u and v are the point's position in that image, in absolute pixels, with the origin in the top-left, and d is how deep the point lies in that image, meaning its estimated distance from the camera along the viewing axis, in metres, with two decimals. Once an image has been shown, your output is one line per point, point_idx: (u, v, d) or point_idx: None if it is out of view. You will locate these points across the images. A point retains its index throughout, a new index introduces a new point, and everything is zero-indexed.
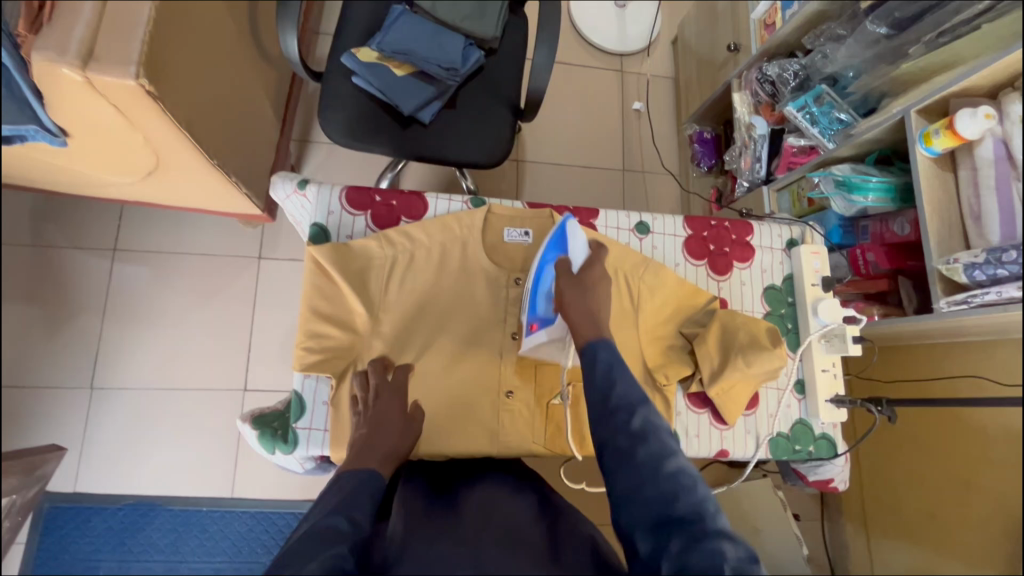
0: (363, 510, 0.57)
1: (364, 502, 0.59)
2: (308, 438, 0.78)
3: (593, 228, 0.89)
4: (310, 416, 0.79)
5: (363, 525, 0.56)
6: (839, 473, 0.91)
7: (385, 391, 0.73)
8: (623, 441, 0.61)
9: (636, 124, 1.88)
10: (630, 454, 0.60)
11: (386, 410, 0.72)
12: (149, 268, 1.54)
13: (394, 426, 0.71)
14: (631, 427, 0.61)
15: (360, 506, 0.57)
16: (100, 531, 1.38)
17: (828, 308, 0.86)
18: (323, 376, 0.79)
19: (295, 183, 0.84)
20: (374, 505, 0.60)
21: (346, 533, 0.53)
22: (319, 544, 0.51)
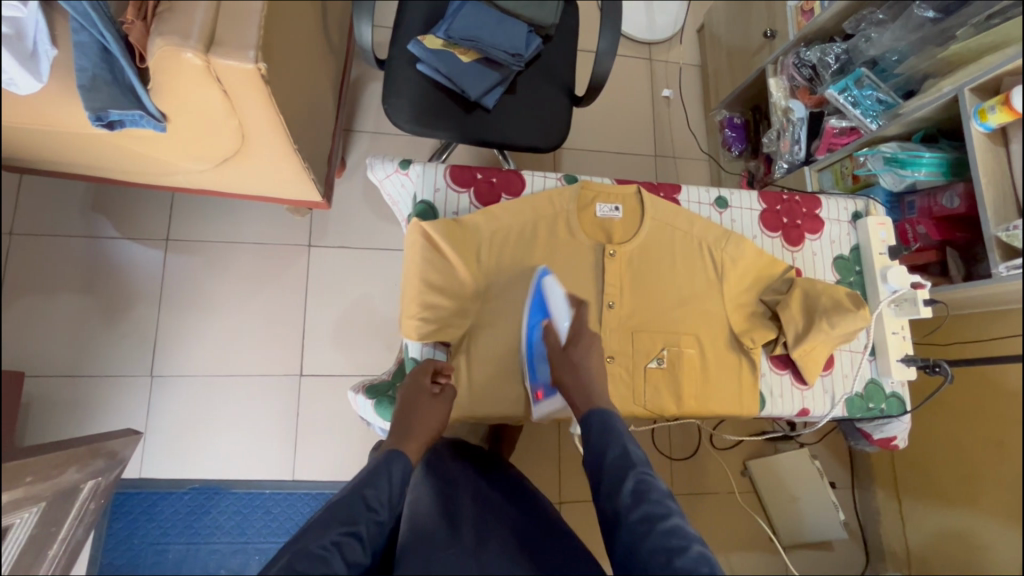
0: (376, 490, 0.66)
1: (382, 483, 0.67)
2: None
3: (676, 203, 0.95)
4: None
5: (374, 505, 0.65)
6: (903, 431, 0.98)
7: (412, 379, 0.80)
8: (609, 484, 0.69)
9: (666, 111, 1.93)
10: (613, 497, 0.68)
11: (416, 396, 0.78)
12: (200, 257, 1.55)
13: (420, 409, 0.77)
14: (626, 489, 0.67)
15: (373, 486, 0.67)
16: (168, 515, 1.41)
17: (897, 275, 0.92)
18: (440, 347, 0.85)
19: (397, 163, 0.90)
20: (390, 487, 0.68)
21: (356, 511, 0.63)
22: (329, 521, 0.62)
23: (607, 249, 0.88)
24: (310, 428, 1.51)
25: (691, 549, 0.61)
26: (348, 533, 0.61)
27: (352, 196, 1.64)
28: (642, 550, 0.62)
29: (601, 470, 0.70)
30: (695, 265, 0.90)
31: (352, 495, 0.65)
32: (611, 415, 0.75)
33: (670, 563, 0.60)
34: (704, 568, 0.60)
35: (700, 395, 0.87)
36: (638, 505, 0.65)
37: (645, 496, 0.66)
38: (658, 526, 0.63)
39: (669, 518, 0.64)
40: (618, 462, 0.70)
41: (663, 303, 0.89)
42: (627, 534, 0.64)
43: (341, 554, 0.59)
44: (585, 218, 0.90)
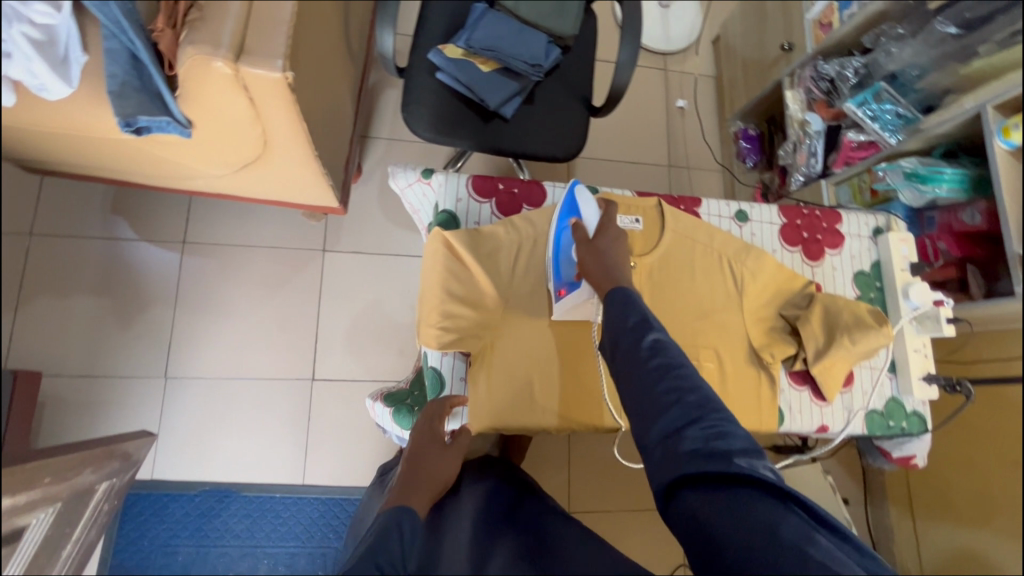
0: (390, 556, 0.61)
1: (393, 550, 0.62)
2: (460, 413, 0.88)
3: (697, 216, 0.95)
4: (449, 388, 0.87)
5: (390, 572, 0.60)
6: (923, 450, 0.96)
7: (428, 424, 0.82)
8: (626, 343, 0.68)
9: (681, 122, 1.93)
10: (629, 349, 0.68)
11: (430, 443, 0.80)
12: (216, 260, 1.56)
13: (434, 454, 0.79)
14: (644, 344, 0.67)
15: (387, 553, 0.61)
16: (178, 517, 1.42)
17: (919, 291, 0.91)
18: (458, 355, 0.88)
19: (420, 172, 0.90)
20: (402, 550, 0.63)
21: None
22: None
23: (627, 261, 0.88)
24: (321, 432, 1.51)
25: (701, 391, 0.63)
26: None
27: (367, 202, 1.65)
28: (656, 391, 0.64)
29: (620, 329, 0.70)
30: (716, 279, 0.90)
31: (367, 564, 0.59)
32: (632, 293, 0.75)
33: (684, 400, 0.62)
34: (714, 406, 0.62)
35: None
36: (655, 356, 0.66)
37: (661, 350, 0.67)
38: (675, 373, 0.64)
39: (684, 367, 0.65)
40: (637, 324, 0.70)
41: (682, 316, 0.88)
42: (644, 383, 0.65)
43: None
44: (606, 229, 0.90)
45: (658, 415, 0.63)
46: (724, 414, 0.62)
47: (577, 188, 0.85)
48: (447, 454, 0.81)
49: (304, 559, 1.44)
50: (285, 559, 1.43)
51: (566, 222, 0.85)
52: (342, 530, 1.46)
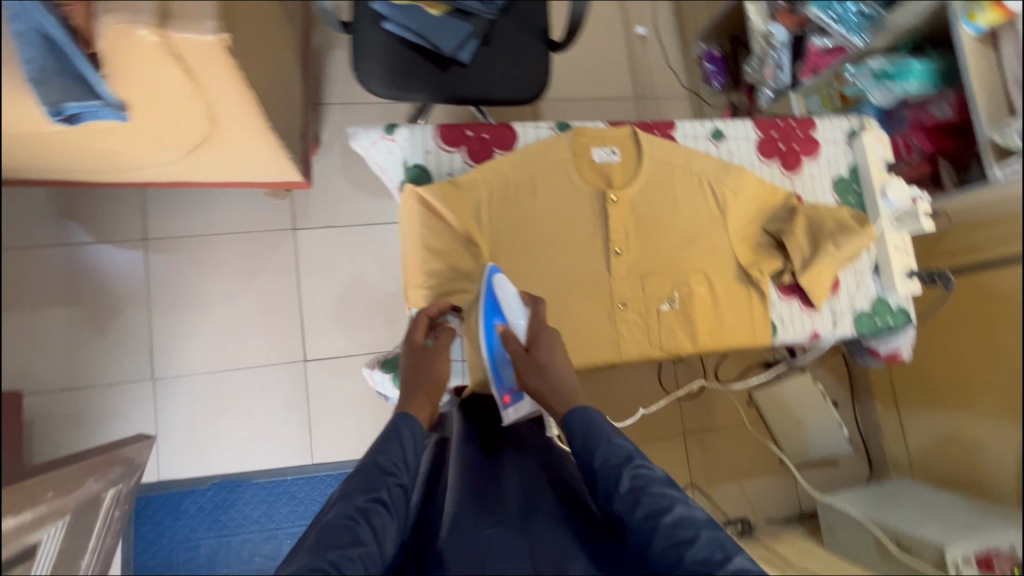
0: (389, 454, 0.60)
1: (394, 449, 0.61)
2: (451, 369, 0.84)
3: (672, 139, 0.93)
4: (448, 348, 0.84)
5: (393, 468, 0.59)
6: (908, 342, 1.00)
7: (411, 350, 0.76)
8: (603, 486, 0.58)
9: (642, 51, 1.87)
10: (609, 498, 0.56)
11: (413, 355, 0.76)
12: (182, 254, 1.50)
13: (425, 367, 0.74)
14: (622, 487, 0.56)
15: (385, 452, 0.60)
16: (193, 512, 1.42)
17: (897, 189, 0.92)
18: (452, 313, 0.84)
19: (382, 129, 0.85)
20: (403, 450, 0.62)
21: (375, 479, 0.56)
22: (350, 492, 0.54)
23: (609, 194, 0.85)
24: (323, 409, 1.51)
25: (703, 539, 0.50)
26: (374, 499, 0.54)
27: (331, 172, 1.59)
28: (650, 553, 0.50)
29: (592, 473, 0.59)
30: (698, 202, 0.89)
31: (367, 465, 0.58)
32: (591, 411, 0.66)
33: (681, 566, 0.48)
34: (718, 556, 0.48)
35: (714, 330, 0.87)
36: (640, 503, 0.54)
37: (644, 489, 0.55)
38: (662, 522, 0.51)
39: (673, 509, 0.52)
40: (608, 462, 0.59)
41: (669, 244, 0.87)
42: (635, 539, 0.52)
43: (370, 518, 0.51)
44: (582, 164, 0.87)
45: None
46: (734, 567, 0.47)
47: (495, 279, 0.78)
48: (433, 356, 0.76)
49: None
50: None
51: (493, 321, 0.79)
52: None
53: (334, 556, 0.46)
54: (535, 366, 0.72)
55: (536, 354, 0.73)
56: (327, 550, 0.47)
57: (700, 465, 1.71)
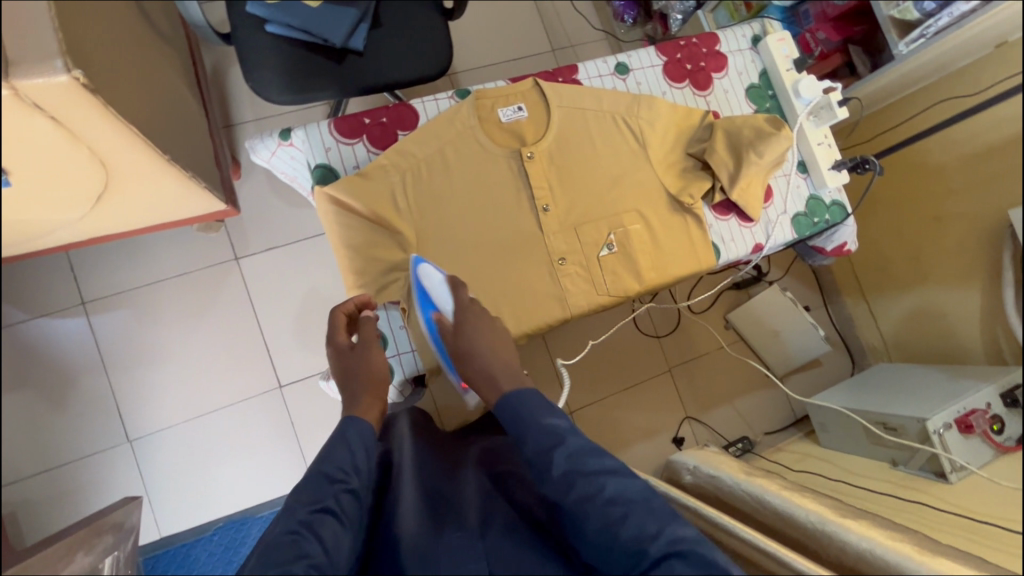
0: (336, 461, 0.59)
1: (341, 455, 0.60)
2: (402, 362, 0.82)
3: (577, 83, 0.90)
4: (394, 343, 0.82)
5: (341, 474, 0.59)
6: (850, 234, 1.01)
7: (339, 354, 0.73)
8: (536, 468, 0.57)
9: (550, 2, 1.81)
10: (545, 481, 0.56)
11: (341, 358, 0.72)
12: (128, 309, 1.45)
13: (357, 366, 0.71)
14: (555, 473, 0.55)
15: (332, 459, 0.60)
16: (205, 559, 1.40)
17: (808, 86, 0.92)
18: (391, 306, 0.81)
19: (277, 136, 0.81)
20: (353, 455, 0.62)
21: (321, 488, 0.56)
22: (293, 505, 0.55)
23: (523, 152, 0.83)
24: (310, 430, 1.49)
25: (638, 514, 0.51)
26: (320, 510, 0.54)
27: (260, 193, 1.53)
28: (589, 532, 0.53)
29: (525, 458, 0.58)
30: (615, 141, 0.88)
31: (312, 475, 0.58)
32: (524, 392, 0.62)
33: (618, 542, 0.51)
34: (654, 530, 0.51)
35: (657, 264, 0.87)
36: (574, 487, 0.54)
37: (580, 470, 0.55)
38: (599, 501, 0.53)
39: (607, 488, 0.53)
40: (541, 443, 0.57)
41: (596, 188, 0.86)
42: (574, 517, 0.54)
43: (316, 532, 0.52)
44: (490, 127, 0.84)
45: (600, 558, 0.53)
46: (670, 540, 0.50)
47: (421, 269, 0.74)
48: (361, 351, 0.73)
49: None
50: None
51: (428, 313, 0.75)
52: None
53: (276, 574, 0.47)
54: (460, 354, 0.67)
55: (461, 342, 0.67)
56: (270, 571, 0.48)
57: (690, 396, 1.74)
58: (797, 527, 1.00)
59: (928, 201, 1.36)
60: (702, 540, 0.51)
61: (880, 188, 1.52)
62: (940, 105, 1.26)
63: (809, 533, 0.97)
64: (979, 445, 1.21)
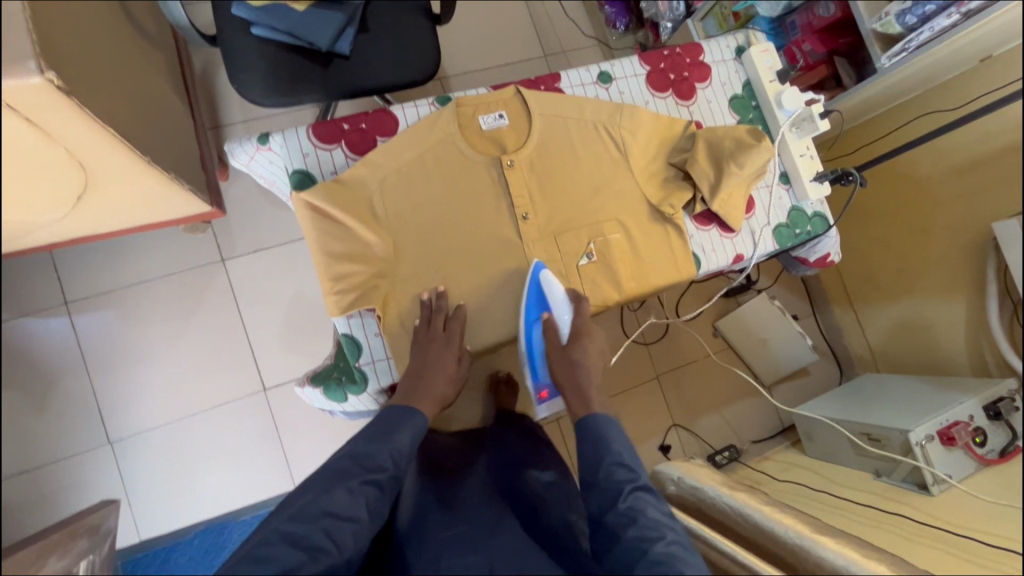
0: (395, 448, 0.71)
1: (400, 442, 0.72)
2: (376, 371, 0.80)
3: (559, 92, 0.90)
4: (368, 350, 0.80)
5: (396, 460, 0.70)
6: (833, 245, 1.01)
7: (425, 343, 0.77)
8: (602, 497, 0.70)
9: (543, 7, 1.82)
10: (606, 510, 0.68)
11: (426, 351, 0.77)
12: (112, 310, 1.44)
13: (444, 369, 0.78)
14: (619, 505, 0.67)
15: (393, 446, 0.71)
16: (185, 562, 1.39)
17: (791, 97, 0.92)
18: (366, 311, 0.79)
19: (256, 140, 0.81)
20: (409, 446, 0.72)
21: (375, 465, 0.69)
22: (354, 470, 0.68)
23: (503, 160, 0.83)
24: (294, 434, 1.48)
25: (683, 574, 0.61)
26: (371, 482, 0.67)
27: (247, 194, 1.53)
28: (635, 575, 0.62)
29: (594, 481, 0.71)
30: (597, 150, 0.88)
31: (373, 450, 0.70)
32: (608, 425, 0.77)
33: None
34: None
35: (638, 274, 0.87)
36: (632, 527, 0.66)
37: (640, 514, 0.66)
38: (651, 550, 0.63)
39: (661, 542, 0.64)
40: (613, 478, 0.71)
41: (577, 197, 0.86)
42: (624, 556, 0.64)
43: (365, 501, 0.66)
44: (470, 134, 0.84)
45: None
46: None
47: (545, 276, 0.80)
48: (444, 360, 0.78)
49: None
50: None
51: (534, 318, 0.84)
52: None
53: (326, 523, 0.63)
54: (569, 362, 0.83)
55: (573, 353, 0.84)
56: (322, 517, 0.63)
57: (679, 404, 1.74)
58: (777, 542, 0.99)
59: (918, 214, 1.36)
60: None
61: (869, 196, 1.51)
62: (914, 124, 1.24)
63: (788, 547, 0.97)
64: (961, 457, 1.21)
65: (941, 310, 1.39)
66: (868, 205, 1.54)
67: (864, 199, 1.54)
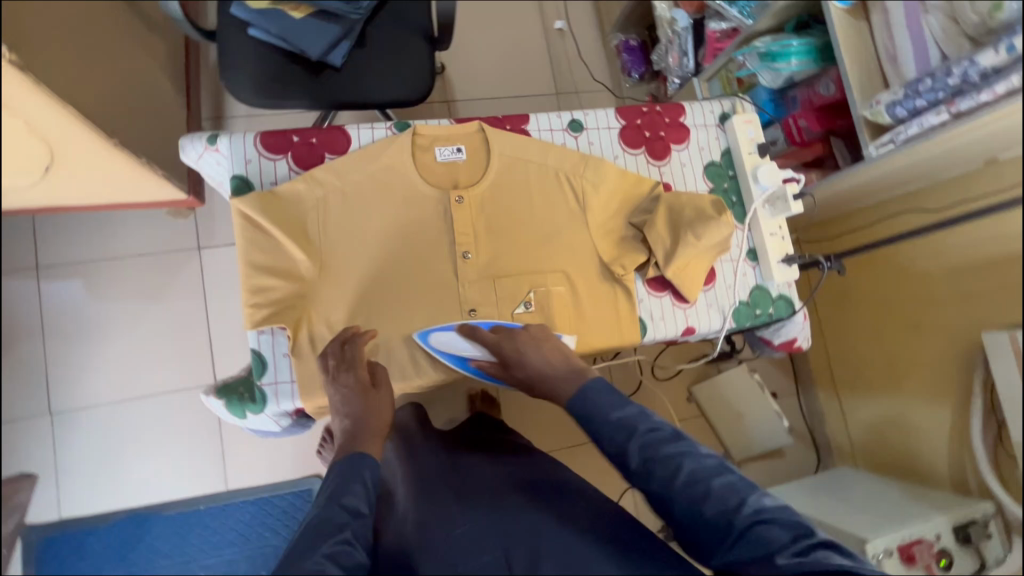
0: (352, 494, 0.64)
1: (356, 488, 0.65)
2: (277, 393, 0.77)
3: (526, 134, 0.88)
4: (273, 370, 0.77)
5: (359, 508, 0.63)
6: (801, 331, 0.96)
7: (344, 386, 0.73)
8: (616, 458, 0.68)
9: (562, 46, 1.82)
10: (626, 471, 0.67)
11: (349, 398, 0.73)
12: (81, 281, 1.44)
13: (368, 405, 0.73)
14: (633, 463, 0.66)
15: (349, 491, 0.64)
16: (101, 549, 1.35)
17: (768, 172, 0.89)
18: (278, 329, 0.77)
19: (205, 139, 0.80)
20: (367, 490, 0.65)
21: (339, 518, 0.60)
22: (315, 541, 0.57)
23: (452, 195, 0.81)
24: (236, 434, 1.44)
25: (717, 480, 0.63)
26: (341, 540, 0.58)
27: None
28: (676, 509, 0.63)
29: (602, 447, 0.69)
30: (555, 198, 0.85)
31: (329, 505, 0.61)
32: (585, 386, 0.73)
33: (700, 517, 0.61)
34: (734, 502, 0.61)
35: (576, 332, 0.83)
36: (653, 469, 0.65)
37: (655, 455, 0.65)
38: (682, 475, 0.63)
39: (685, 467, 0.64)
40: (617, 430, 0.68)
41: (524, 243, 0.83)
42: (660, 492, 0.64)
43: (339, 560, 0.56)
44: (425, 164, 0.83)
45: (692, 529, 0.62)
46: (749, 509, 0.61)
47: (428, 343, 0.78)
48: (373, 396, 0.74)
49: (243, 562, 1.38)
50: (223, 567, 1.38)
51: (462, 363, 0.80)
52: (277, 527, 1.41)
53: None
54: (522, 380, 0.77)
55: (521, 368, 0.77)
56: None
57: None
58: None
59: (910, 307, 1.26)
60: (784, 509, 0.62)
61: (853, 280, 1.41)
62: (903, 216, 1.13)
63: None
64: None
65: (927, 415, 1.31)
66: (847, 287, 1.44)
67: (842, 283, 1.45)
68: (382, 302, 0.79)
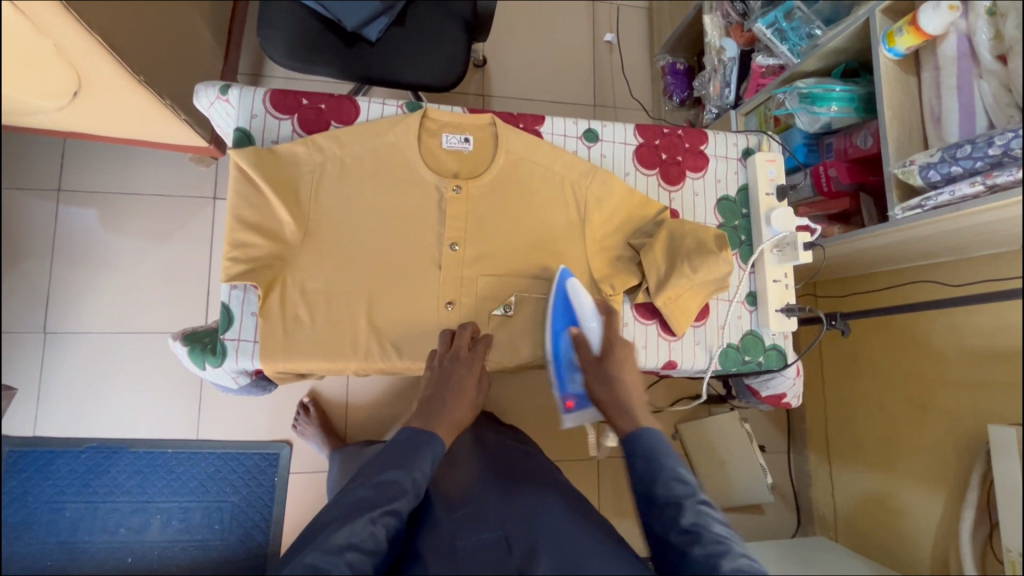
0: (422, 471, 0.67)
1: (426, 465, 0.68)
2: (238, 349, 0.77)
3: (538, 135, 0.87)
4: (238, 327, 0.77)
5: (420, 484, 0.67)
6: (790, 386, 0.93)
7: (460, 361, 0.77)
8: (663, 512, 0.67)
9: (608, 58, 1.80)
10: (667, 526, 0.66)
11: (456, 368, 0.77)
12: (98, 210, 1.47)
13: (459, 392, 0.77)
14: (682, 522, 0.65)
15: (418, 470, 0.67)
16: (64, 474, 1.35)
17: (782, 217, 0.86)
18: (250, 287, 0.78)
19: (217, 88, 0.83)
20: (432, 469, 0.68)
21: (400, 488, 0.65)
22: (377, 500, 0.63)
23: (451, 185, 0.82)
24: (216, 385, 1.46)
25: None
26: (396, 510, 0.63)
27: None
28: None
29: (651, 492, 0.68)
30: (554, 205, 0.84)
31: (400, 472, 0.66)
32: (659, 435, 0.74)
33: None
34: None
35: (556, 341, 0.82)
36: (696, 540, 0.63)
37: (705, 532, 0.64)
38: (725, 560, 0.61)
39: (733, 557, 0.61)
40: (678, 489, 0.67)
41: (515, 245, 0.84)
42: (695, 566, 0.61)
43: (388, 530, 0.62)
44: (430, 151, 0.84)
45: None
46: None
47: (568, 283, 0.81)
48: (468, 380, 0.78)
49: (200, 512, 1.38)
50: (178, 514, 1.38)
51: (562, 325, 0.83)
52: (240, 484, 1.41)
53: (350, 558, 0.57)
54: (603, 377, 0.81)
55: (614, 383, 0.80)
56: (346, 552, 0.57)
57: (609, 493, 1.49)
58: None
59: (918, 383, 1.19)
60: None
61: (862, 342, 1.35)
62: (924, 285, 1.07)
63: None
64: None
65: (918, 501, 1.24)
66: (857, 349, 1.38)
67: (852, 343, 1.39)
68: (363, 277, 0.79)
